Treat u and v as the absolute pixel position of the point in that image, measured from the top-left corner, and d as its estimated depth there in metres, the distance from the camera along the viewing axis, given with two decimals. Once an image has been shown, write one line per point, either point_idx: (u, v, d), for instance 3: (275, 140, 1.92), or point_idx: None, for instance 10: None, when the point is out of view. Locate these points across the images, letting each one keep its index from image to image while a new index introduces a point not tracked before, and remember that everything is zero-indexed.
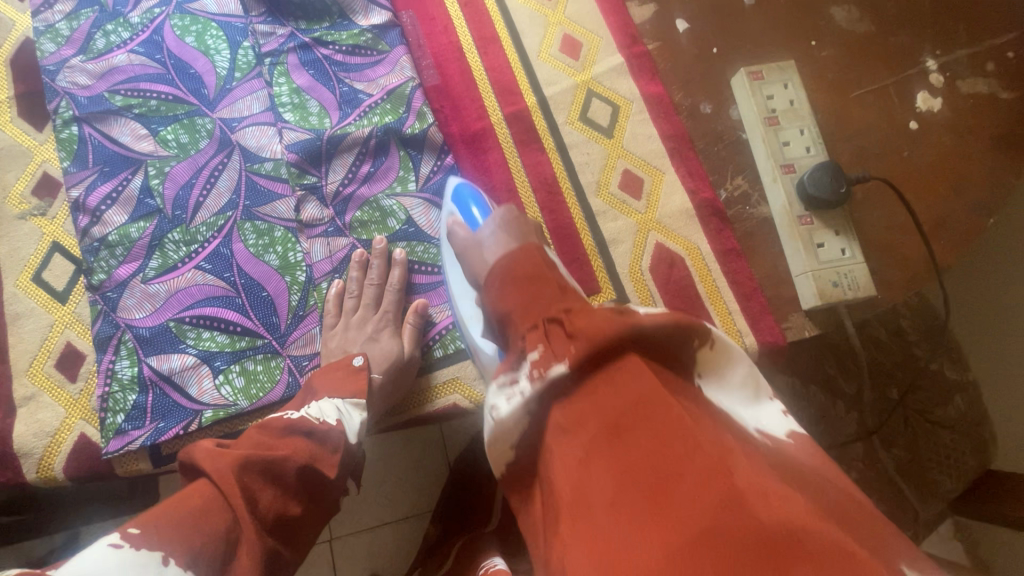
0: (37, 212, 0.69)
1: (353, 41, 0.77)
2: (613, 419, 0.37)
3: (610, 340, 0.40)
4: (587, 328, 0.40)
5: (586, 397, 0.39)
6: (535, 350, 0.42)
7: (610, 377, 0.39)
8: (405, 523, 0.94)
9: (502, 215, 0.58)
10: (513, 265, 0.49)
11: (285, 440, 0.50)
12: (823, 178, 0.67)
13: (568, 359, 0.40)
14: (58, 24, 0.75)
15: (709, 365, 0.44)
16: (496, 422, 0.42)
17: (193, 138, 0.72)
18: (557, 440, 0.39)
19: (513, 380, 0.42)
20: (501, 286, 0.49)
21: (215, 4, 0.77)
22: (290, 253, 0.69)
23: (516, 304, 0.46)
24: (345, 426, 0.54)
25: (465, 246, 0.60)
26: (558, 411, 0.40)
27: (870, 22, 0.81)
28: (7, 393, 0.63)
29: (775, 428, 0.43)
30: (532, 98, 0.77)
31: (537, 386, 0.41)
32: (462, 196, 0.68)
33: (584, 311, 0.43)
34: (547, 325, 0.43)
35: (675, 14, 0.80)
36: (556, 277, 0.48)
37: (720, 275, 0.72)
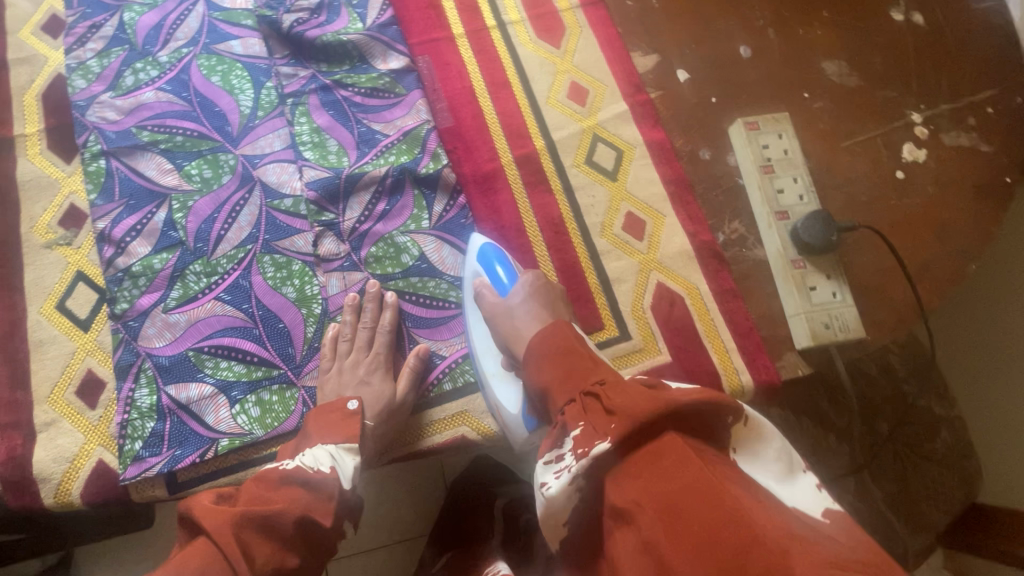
0: (63, 241, 0.72)
1: (371, 83, 0.81)
2: (667, 505, 0.39)
3: (650, 417, 0.43)
4: (620, 403, 0.45)
5: (631, 474, 0.42)
6: (575, 428, 0.47)
7: (653, 460, 0.42)
8: (400, 547, 0.95)
9: (530, 281, 0.65)
10: (547, 344, 0.56)
11: (285, 489, 0.53)
12: (814, 226, 0.71)
13: (610, 437, 0.43)
14: (90, 61, 0.79)
15: (743, 442, 0.46)
16: (546, 500, 0.46)
17: (217, 173, 0.75)
18: (616, 527, 0.42)
19: (559, 456, 0.47)
20: (538, 366, 0.55)
21: (241, 45, 0.81)
22: (306, 287, 0.72)
23: (552, 379, 0.52)
24: (338, 472, 0.57)
25: (493, 312, 0.65)
26: (611, 496, 0.42)
27: (859, 77, 0.86)
28: (27, 419, 0.65)
29: (809, 506, 0.42)
30: (541, 142, 0.81)
31: (582, 464, 0.44)
32: (488, 256, 0.70)
33: (617, 385, 0.48)
34: (584, 399, 0.49)
35: (676, 64, 0.85)
36: (585, 351, 0.54)
37: (717, 313, 0.75)
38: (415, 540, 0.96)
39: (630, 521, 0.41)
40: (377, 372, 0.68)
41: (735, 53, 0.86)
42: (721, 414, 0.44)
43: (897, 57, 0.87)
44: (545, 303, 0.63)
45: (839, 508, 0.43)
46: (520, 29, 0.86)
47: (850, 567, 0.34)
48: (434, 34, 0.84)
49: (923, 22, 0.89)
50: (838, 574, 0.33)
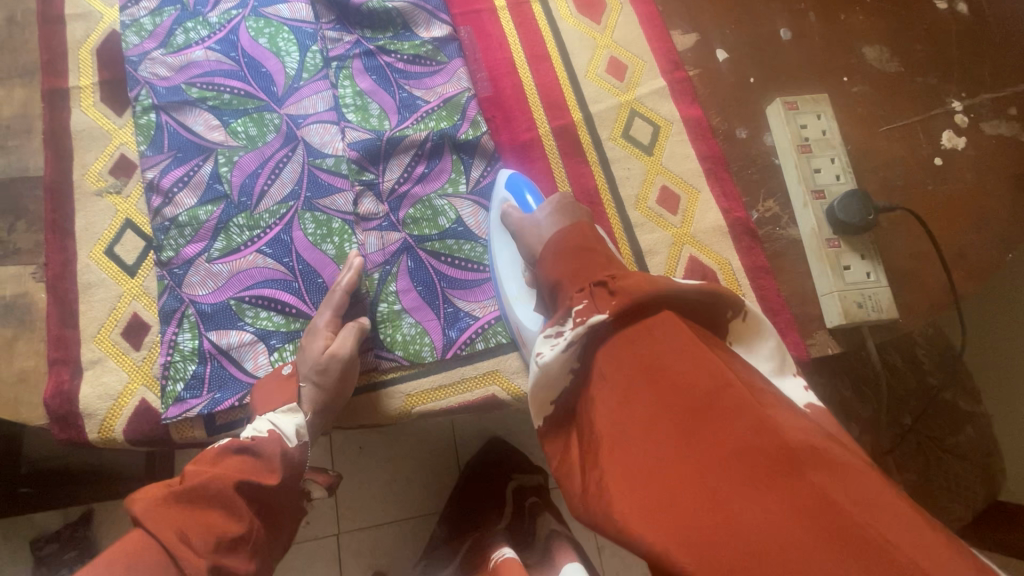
0: (113, 190, 0.74)
1: (414, 51, 0.82)
2: (646, 362, 0.43)
3: (650, 300, 0.45)
4: (629, 286, 0.46)
5: (625, 348, 0.44)
6: (580, 304, 0.48)
7: (647, 331, 0.44)
8: (409, 524, 0.97)
9: (558, 200, 0.64)
10: (565, 240, 0.55)
11: (233, 459, 0.53)
12: (852, 205, 0.71)
13: (609, 309, 0.46)
14: (143, 19, 0.81)
15: (741, 335, 0.50)
16: (541, 367, 0.48)
17: (261, 132, 0.77)
18: (598, 387, 0.45)
19: (559, 331, 0.49)
20: (550, 260, 0.55)
21: (288, 9, 0.83)
22: (345, 244, 0.74)
23: (565, 271, 0.53)
24: (278, 433, 0.58)
25: (521, 227, 0.65)
26: (600, 362, 0.46)
27: (900, 63, 0.86)
28: (75, 356, 0.67)
29: (794, 397, 0.47)
30: (578, 114, 0.82)
31: (579, 332, 0.46)
32: (516, 183, 0.72)
33: (627, 274, 0.48)
34: (593, 288, 0.49)
35: (715, 44, 0.85)
36: (602, 251, 0.53)
37: (749, 289, 0.75)
38: (426, 518, 0.97)
39: (612, 380, 0.44)
40: (321, 328, 0.67)
41: (775, 35, 0.86)
42: (721, 306, 0.48)
43: (940, 46, 0.87)
44: (566, 216, 0.62)
45: (822, 403, 0.48)
46: (561, 4, 0.87)
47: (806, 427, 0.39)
48: (476, 5, 0.85)
49: (967, 11, 0.88)
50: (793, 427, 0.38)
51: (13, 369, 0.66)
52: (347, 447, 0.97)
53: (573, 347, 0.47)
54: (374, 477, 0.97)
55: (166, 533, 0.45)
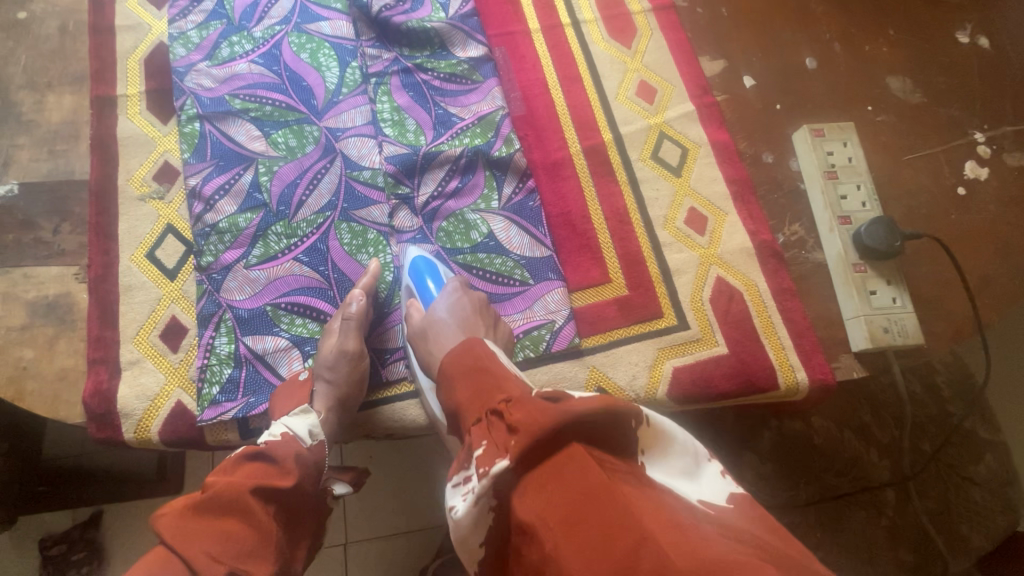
0: (156, 195, 0.76)
1: (450, 69, 0.85)
2: (564, 517, 0.40)
3: (545, 430, 0.43)
4: (523, 420, 0.45)
5: (537, 492, 0.42)
6: (479, 447, 0.48)
7: (555, 469, 0.43)
8: (417, 536, 0.96)
9: (454, 293, 0.67)
10: (455, 361, 0.57)
11: (245, 466, 0.54)
12: (878, 231, 0.72)
13: (509, 454, 0.44)
14: (190, 32, 0.84)
15: (651, 445, 0.48)
16: (454, 522, 0.47)
17: (301, 143, 0.79)
18: (522, 545, 0.42)
19: (466, 479, 0.48)
20: (451, 386, 0.56)
21: (330, 27, 0.86)
22: (380, 254, 0.75)
23: (465, 398, 0.54)
24: (293, 436, 0.58)
25: (421, 329, 0.66)
26: (515, 513, 0.43)
27: (923, 94, 0.88)
28: (114, 357, 0.68)
29: (714, 496, 0.47)
30: (608, 135, 0.84)
31: (484, 484, 0.45)
32: (419, 270, 0.72)
33: (520, 402, 0.48)
34: (490, 419, 0.50)
35: (742, 71, 0.88)
36: (497, 368, 0.55)
37: (775, 311, 0.76)
38: (433, 531, 0.97)
39: (532, 535, 0.41)
40: (334, 326, 0.68)
41: (800, 63, 0.89)
42: (620, 419, 0.46)
43: (961, 78, 0.89)
44: (466, 318, 0.65)
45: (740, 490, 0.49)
46: (593, 28, 0.90)
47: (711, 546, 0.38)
48: (511, 27, 0.88)
49: (988, 45, 0.91)
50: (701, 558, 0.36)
51: (51, 368, 0.67)
52: (359, 454, 0.98)
53: (480, 501, 0.45)
54: (385, 487, 0.98)
55: (190, 551, 0.46)
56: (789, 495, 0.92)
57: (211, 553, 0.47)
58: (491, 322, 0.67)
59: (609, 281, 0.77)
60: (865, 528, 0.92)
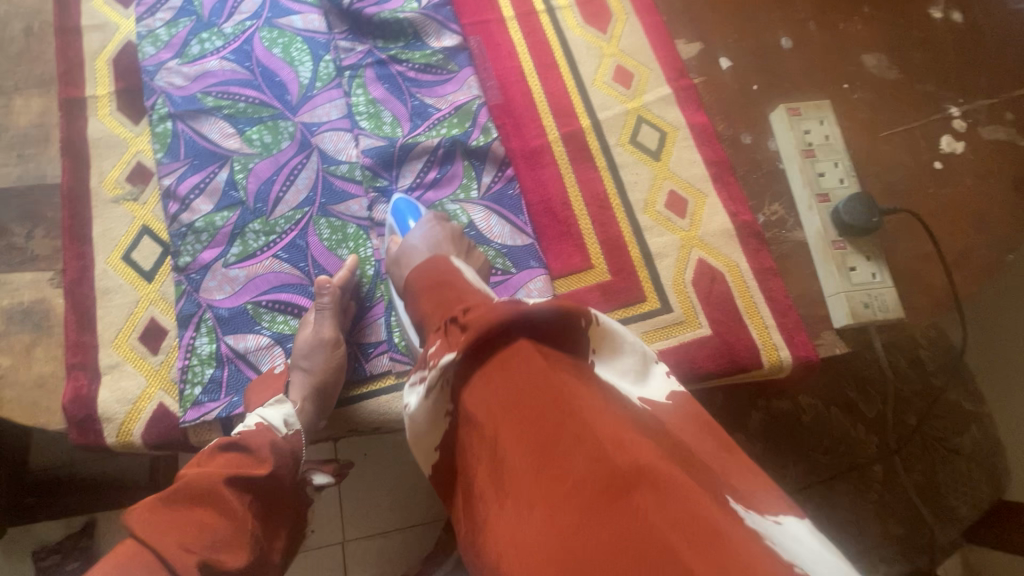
0: (130, 197, 0.75)
1: (425, 60, 0.84)
2: (501, 401, 0.41)
3: (495, 326, 0.43)
4: (477, 318, 0.44)
5: (477, 380, 0.43)
6: (434, 346, 0.47)
7: (497, 361, 0.43)
8: (412, 532, 0.96)
9: (428, 223, 0.68)
10: (423, 278, 0.57)
11: (219, 458, 0.53)
12: (856, 208, 0.73)
13: (458, 348, 0.44)
14: (158, 30, 0.83)
15: (600, 343, 0.48)
16: (408, 417, 0.48)
17: (276, 139, 0.78)
18: (468, 431, 0.45)
19: (421, 377, 0.48)
20: (417, 299, 0.56)
21: (301, 20, 0.85)
22: (360, 248, 0.75)
23: (428, 309, 0.53)
24: (267, 425, 0.59)
25: (398, 256, 0.67)
26: (463, 400, 0.44)
27: (898, 71, 0.89)
28: (93, 361, 0.67)
29: (654, 394, 0.47)
30: (587, 121, 0.83)
31: (435, 375, 0.45)
32: (399, 211, 0.73)
33: (481, 306, 0.47)
34: (450, 325, 0.47)
35: (718, 53, 0.88)
36: (460, 283, 0.54)
37: (757, 291, 0.76)
38: (428, 526, 0.97)
39: (474, 421, 0.43)
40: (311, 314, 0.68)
41: (776, 44, 0.89)
42: (572, 320, 0.45)
43: (936, 53, 0.90)
44: (438, 244, 0.65)
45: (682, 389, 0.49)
46: (568, 14, 0.89)
47: (640, 437, 0.38)
48: (486, 15, 0.87)
49: (961, 20, 0.91)
50: (625, 445, 0.36)
51: (29, 374, 0.66)
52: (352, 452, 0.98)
53: (434, 392, 0.46)
54: (379, 484, 0.97)
55: (163, 542, 0.45)
56: (779, 474, 0.93)
57: (184, 544, 0.46)
58: (462, 243, 0.68)
59: (591, 267, 0.77)
60: (854, 502, 0.93)
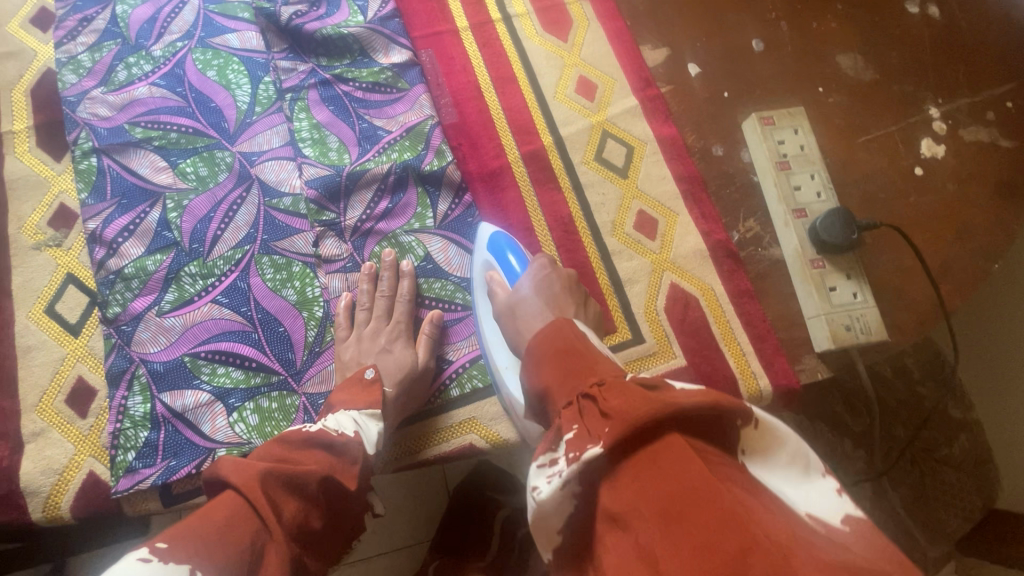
0: (52, 243, 0.68)
1: (373, 78, 0.78)
2: (663, 509, 0.33)
3: (645, 421, 0.36)
4: (620, 406, 0.38)
5: (627, 472, 0.36)
6: (569, 431, 0.40)
7: (651, 456, 0.36)
8: (382, 562, 0.79)
9: (537, 271, 0.61)
10: (545, 342, 0.49)
11: (309, 453, 0.50)
12: (835, 224, 0.69)
13: (603, 441, 0.37)
14: (81, 56, 0.76)
15: (753, 444, 0.40)
16: (536, 507, 0.40)
17: (213, 172, 0.72)
18: (608, 533, 0.36)
19: (553, 460, 0.40)
20: (536, 367, 0.48)
21: (238, 39, 0.78)
22: (307, 288, 0.69)
23: (551, 380, 0.45)
24: (363, 437, 0.54)
25: (502, 310, 0.61)
26: (605, 500, 0.36)
27: (874, 71, 0.85)
28: (15, 429, 0.62)
29: (825, 513, 0.38)
30: (548, 138, 0.78)
31: (573, 469, 0.38)
32: (499, 245, 0.68)
33: (616, 385, 0.40)
34: (580, 402, 0.42)
35: (686, 58, 0.83)
36: (588, 350, 0.47)
37: (734, 316, 0.72)
38: (410, 551, 0.80)
39: (619, 523, 0.35)
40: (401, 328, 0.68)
41: (747, 46, 0.85)
42: (729, 419, 0.39)
43: (913, 51, 0.86)
44: (552, 294, 0.59)
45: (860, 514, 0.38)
46: (526, 22, 0.84)
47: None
48: (437, 27, 0.82)
49: (939, 14, 0.87)
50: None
51: None
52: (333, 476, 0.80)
53: (569, 485, 0.38)
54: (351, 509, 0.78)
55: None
56: None
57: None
58: (578, 299, 0.60)
59: None
60: None
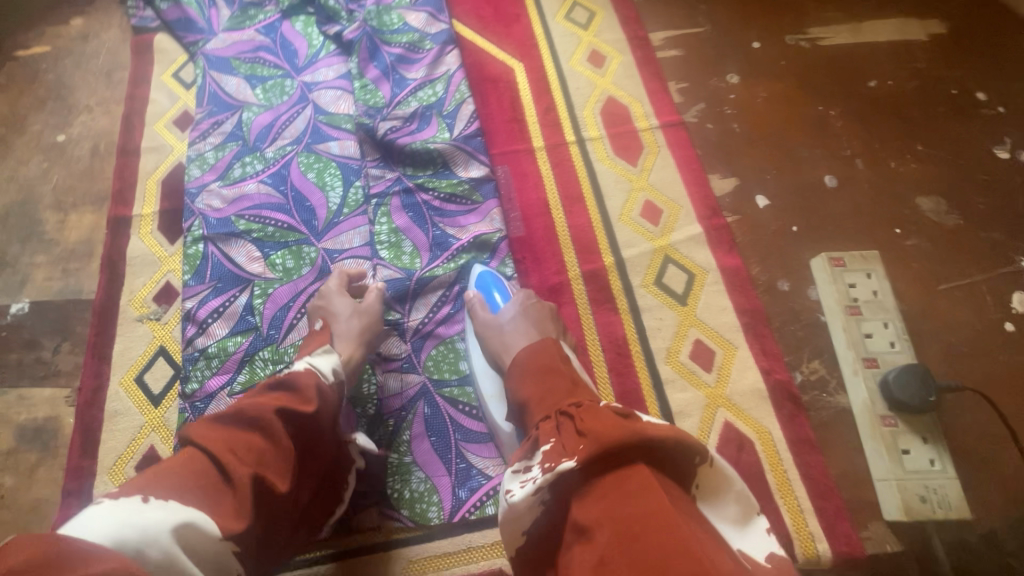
0: (153, 316, 0.77)
1: (450, 189, 0.85)
2: (623, 528, 0.39)
3: (616, 445, 0.43)
4: (594, 429, 0.45)
5: (598, 498, 0.42)
6: (546, 443, 0.48)
7: (617, 482, 0.42)
8: None
9: (522, 300, 0.68)
10: (530, 361, 0.59)
11: (268, 395, 0.52)
12: (910, 382, 0.65)
13: (577, 456, 0.44)
14: (207, 153, 0.88)
15: (708, 484, 0.47)
16: (510, 505, 0.47)
17: (297, 264, 0.80)
18: (575, 541, 0.42)
19: (526, 467, 0.48)
20: (520, 381, 0.58)
21: (338, 147, 0.88)
22: (364, 384, 0.72)
23: (532, 394, 0.55)
24: (315, 369, 0.57)
25: (486, 329, 0.68)
26: (577, 515, 0.42)
27: (958, 216, 0.82)
28: (87, 489, 0.67)
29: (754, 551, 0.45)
30: (610, 258, 0.80)
31: (548, 477, 0.45)
32: (485, 281, 0.75)
33: (592, 409, 0.48)
34: (558, 417, 0.50)
35: (754, 190, 0.85)
36: (565, 369, 0.57)
37: (793, 465, 0.67)
38: None
39: (588, 537, 0.41)
40: (337, 283, 0.73)
41: (819, 182, 0.86)
42: (688, 454, 0.45)
43: (1003, 200, 0.83)
44: (535, 321, 0.66)
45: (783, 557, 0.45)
46: (599, 146, 0.89)
47: None
48: (516, 146, 0.89)
49: None
50: None
51: (27, 498, 0.67)
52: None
53: (542, 492, 0.45)
54: None
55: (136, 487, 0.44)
56: None
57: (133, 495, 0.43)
58: (556, 321, 0.69)
59: None
60: None
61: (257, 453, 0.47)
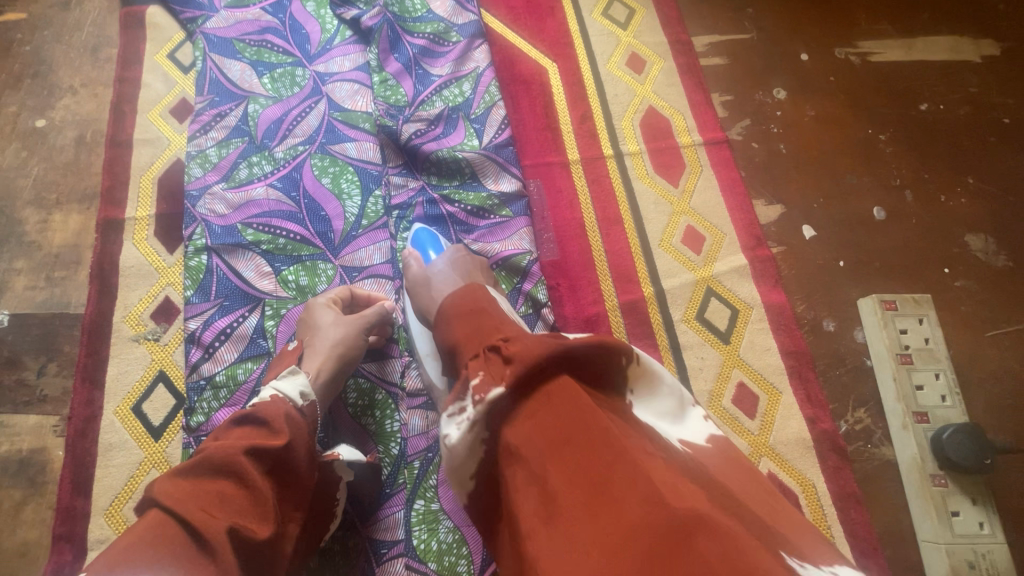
0: (151, 336, 0.70)
1: (478, 203, 0.77)
2: (549, 436, 0.36)
3: (542, 364, 0.39)
4: (520, 351, 0.40)
5: (527, 417, 0.38)
6: (477, 377, 0.40)
7: (544, 398, 0.38)
8: None
9: (454, 254, 0.62)
10: (455, 303, 0.48)
11: (236, 431, 0.47)
12: (965, 445, 0.63)
13: (505, 382, 0.39)
14: (209, 150, 0.79)
15: (639, 381, 0.43)
16: (448, 451, 0.41)
17: (313, 282, 0.73)
18: (508, 465, 0.38)
19: (462, 408, 0.41)
20: (444, 323, 0.48)
21: (355, 149, 0.80)
22: (387, 422, 0.67)
23: (460, 335, 0.46)
24: (282, 395, 0.53)
25: (416, 283, 0.62)
26: (508, 435, 0.38)
27: (1008, 256, 0.79)
28: (84, 532, 0.61)
29: (693, 434, 0.42)
30: (649, 289, 0.75)
31: (479, 411, 0.40)
32: (421, 241, 0.70)
33: (519, 336, 0.42)
34: (489, 353, 0.42)
35: (801, 220, 0.80)
36: (498, 311, 0.47)
37: (836, 521, 0.65)
38: None
39: (520, 457, 0.37)
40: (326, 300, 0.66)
41: (867, 213, 0.81)
42: (612, 358, 0.41)
43: None
44: (467, 271, 0.61)
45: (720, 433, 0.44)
46: (638, 162, 0.83)
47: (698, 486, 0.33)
48: (549, 158, 0.82)
49: None
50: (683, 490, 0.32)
51: (21, 539, 0.62)
52: None
53: (476, 427, 0.40)
54: None
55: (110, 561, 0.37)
56: None
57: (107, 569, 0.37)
58: (486, 274, 0.64)
59: None
60: None
61: (234, 503, 0.41)
